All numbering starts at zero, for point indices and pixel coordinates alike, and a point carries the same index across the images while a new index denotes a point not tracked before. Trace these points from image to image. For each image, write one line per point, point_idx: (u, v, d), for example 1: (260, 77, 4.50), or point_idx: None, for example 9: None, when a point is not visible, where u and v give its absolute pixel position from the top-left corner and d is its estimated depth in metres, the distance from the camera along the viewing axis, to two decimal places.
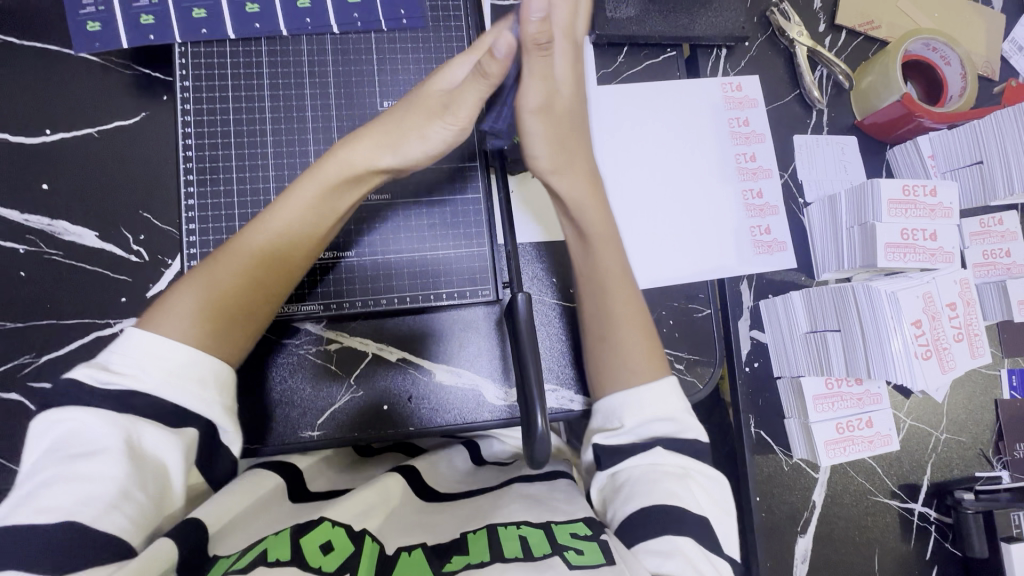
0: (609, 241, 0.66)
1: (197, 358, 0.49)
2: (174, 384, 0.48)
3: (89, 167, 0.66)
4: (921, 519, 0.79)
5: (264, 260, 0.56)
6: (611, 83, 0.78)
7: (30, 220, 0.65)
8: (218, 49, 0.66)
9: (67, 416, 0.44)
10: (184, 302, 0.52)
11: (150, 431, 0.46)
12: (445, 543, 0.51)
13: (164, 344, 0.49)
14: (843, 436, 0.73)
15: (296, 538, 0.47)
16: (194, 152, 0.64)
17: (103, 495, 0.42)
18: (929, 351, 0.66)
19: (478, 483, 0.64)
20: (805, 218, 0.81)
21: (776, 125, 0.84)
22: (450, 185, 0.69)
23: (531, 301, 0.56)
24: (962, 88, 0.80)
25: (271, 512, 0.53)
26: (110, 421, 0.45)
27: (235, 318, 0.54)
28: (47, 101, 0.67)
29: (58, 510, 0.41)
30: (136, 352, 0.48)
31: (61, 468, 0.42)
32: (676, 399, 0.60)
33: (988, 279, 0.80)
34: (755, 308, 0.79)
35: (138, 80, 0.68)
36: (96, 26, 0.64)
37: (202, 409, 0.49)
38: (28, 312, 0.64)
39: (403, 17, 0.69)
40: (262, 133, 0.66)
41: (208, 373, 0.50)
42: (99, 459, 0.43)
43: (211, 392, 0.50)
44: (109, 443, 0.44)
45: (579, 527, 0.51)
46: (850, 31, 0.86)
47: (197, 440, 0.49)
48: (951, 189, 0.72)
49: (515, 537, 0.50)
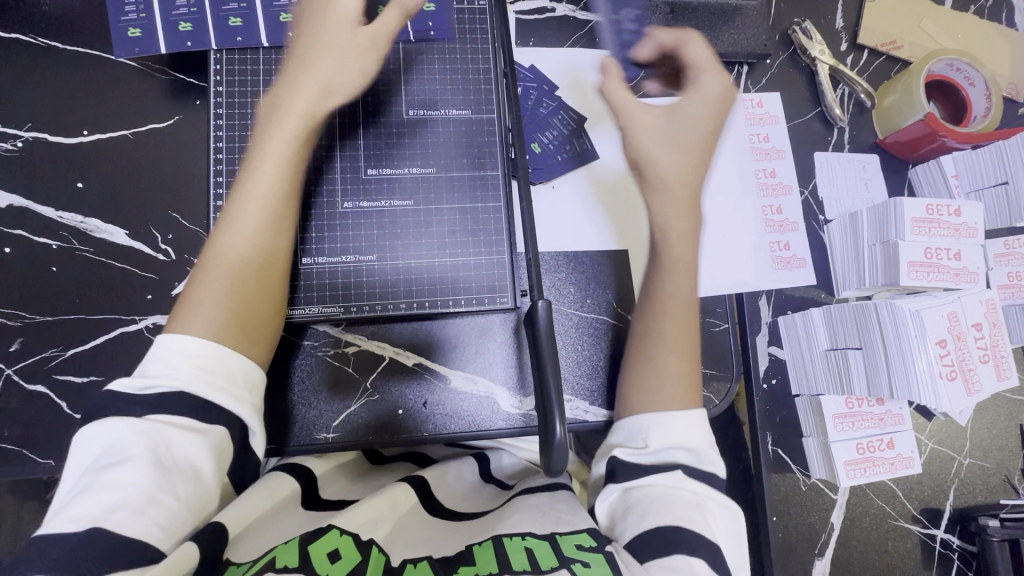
0: (683, 264, 0.66)
1: (219, 357, 0.50)
2: (207, 382, 0.49)
3: (123, 167, 0.68)
4: (944, 545, 0.77)
5: (259, 232, 0.56)
6: (633, 96, 0.80)
7: (64, 217, 0.67)
8: (253, 55, 0.67)
9: (107, 429, 0.45)
10: (194, 315, 0.52)
11: (175, 435, 0.46)
12: (454, 553, 0.51)
13: (182, 348, 0.49)
14: (864, 457, 0.72)
15: (304, 544, 0.48)
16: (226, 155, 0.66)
17: (128, 502, 0.42)
18: (954, 372, 0.65)
19: (486, 505, 0.64)
20: (824, 234, 0.81)
21: (798, 142, 0.84)
22: (472, 194, 0.69)
23: (550, 307, 0.56)
24: (986, 109, 0.80)
25: (284, 520, 0.53)
26: (137, 430, 0.45)
27: (245, 296, 0.54)
28: (86, 104, 0.69)
29: (86, 518, 0.41)
30: (164, 356, 0.49)
31: (92, 477, 0.43)
32: (702, 432, 0.59)
33: (1013, 301, 0.78)
34: (773, 324, 0.78)
35: (176, 85, 0.71)
36: (137, 32, 0.66)
37: (235, 408, 0.50)
38: (57, 307, 0.66)
39: (431, 30, 0.70)
40: (290, 138, 0.67)
41: (236, 370, 0.51)
42: (127, 468, 0.43)
43: (242, 392, 0.51)
44: (134, 450, 0.44)
45: (585, 540, 0.51)
46: (872, 51, 0.86)
47: (226, 439, 0.49)
48: (975, 209, 0.72)
49: (521, 549, 0.50)
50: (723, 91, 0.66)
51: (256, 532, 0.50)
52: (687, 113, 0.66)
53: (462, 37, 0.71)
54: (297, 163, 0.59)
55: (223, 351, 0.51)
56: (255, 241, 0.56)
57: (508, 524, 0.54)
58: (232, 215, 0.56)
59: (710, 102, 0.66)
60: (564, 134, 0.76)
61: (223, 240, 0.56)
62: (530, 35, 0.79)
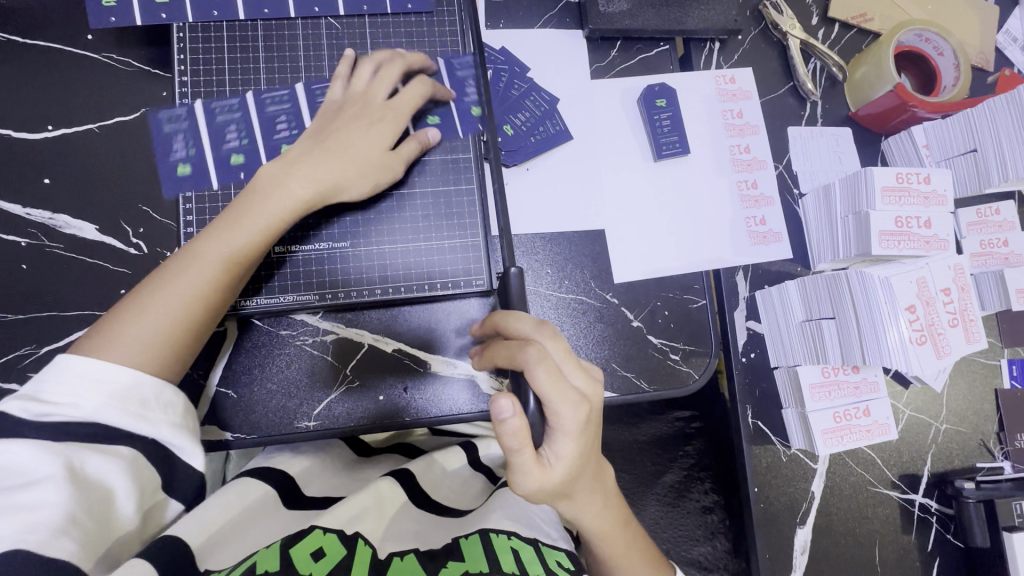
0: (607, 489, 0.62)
1: (133, 383, 0.51)
2: (117, 405, 0.50)
3: (90, 161, 0.68)
4: (923, 510, 0.78)
5: (205, 266, 0.56)
6: (605, 76, 0.79)
7: (31, 214, 0.66)
8: (217, 34, 0.66)
9: (6, 450, 0.46)
10: (132, 329, 0.53)
11: (89, 456, 0.48)
12: (439, 548, 0.56)
13: (97, 368, 0.50)
14: (841, 425, 0.73)
15: (285, 549, 0.49)
16: (213, 123, 0.66)
17: (48, 523, 0.45)
18: (924, 336, 0.66)
19: (468, 503, 0.66)
20: (800, 208, 0.81)
21: (770, 118, 0.83)
22: (445, 177, 0.69)
23: (523, 277, 0.57)
24: (956, 78, 0.80)
25: (256, 526, 0.55)
26: (46, 450, 0.47)
27: (199, 290, 0.56)
28: (48, 98, 0.68)
29: (3, 540, 0.43)
30: (67, 378, 0.49)
31: (1, 499, 0.45)
32: None
33: (985, 268, 0.80)
34: (751, 299, 0.78)
35: (140, 76, 0.70)
36: (111, 2, 0.65)
37: (147, 428, 0.51)
38: (28, 304, 0.65)
39: (408, 3, 0.70)
40: (283, 113, 0.66)
41: (148, 393, 0.51)
42: (39, 488, 0.45)
43: (154, 411, 0.51)
44: (47, 471, 0.46)
45: (564, 559, 0.58)
46: (843, 24, 0.87)
47: (142, 459, 0.51)
48: (945, 176, 0.72)
49: (507, 550, 0.55)
50: (569, 395, 0.52)
51: (229, 537, 0.52)
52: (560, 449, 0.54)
53: (430, 18, 0.71)
54: (269, 222, 0.59)
55: (138, 377, 0.51)
56: (221, 239, 0.57)
57: (489, 520, 0.59)
58: (221, 218, 0.59)
59: (574, 405, 0.53)
60: (536, 115, 0.76)
61: (172, 266, 0.57)
62: (500, 16, 0.78)
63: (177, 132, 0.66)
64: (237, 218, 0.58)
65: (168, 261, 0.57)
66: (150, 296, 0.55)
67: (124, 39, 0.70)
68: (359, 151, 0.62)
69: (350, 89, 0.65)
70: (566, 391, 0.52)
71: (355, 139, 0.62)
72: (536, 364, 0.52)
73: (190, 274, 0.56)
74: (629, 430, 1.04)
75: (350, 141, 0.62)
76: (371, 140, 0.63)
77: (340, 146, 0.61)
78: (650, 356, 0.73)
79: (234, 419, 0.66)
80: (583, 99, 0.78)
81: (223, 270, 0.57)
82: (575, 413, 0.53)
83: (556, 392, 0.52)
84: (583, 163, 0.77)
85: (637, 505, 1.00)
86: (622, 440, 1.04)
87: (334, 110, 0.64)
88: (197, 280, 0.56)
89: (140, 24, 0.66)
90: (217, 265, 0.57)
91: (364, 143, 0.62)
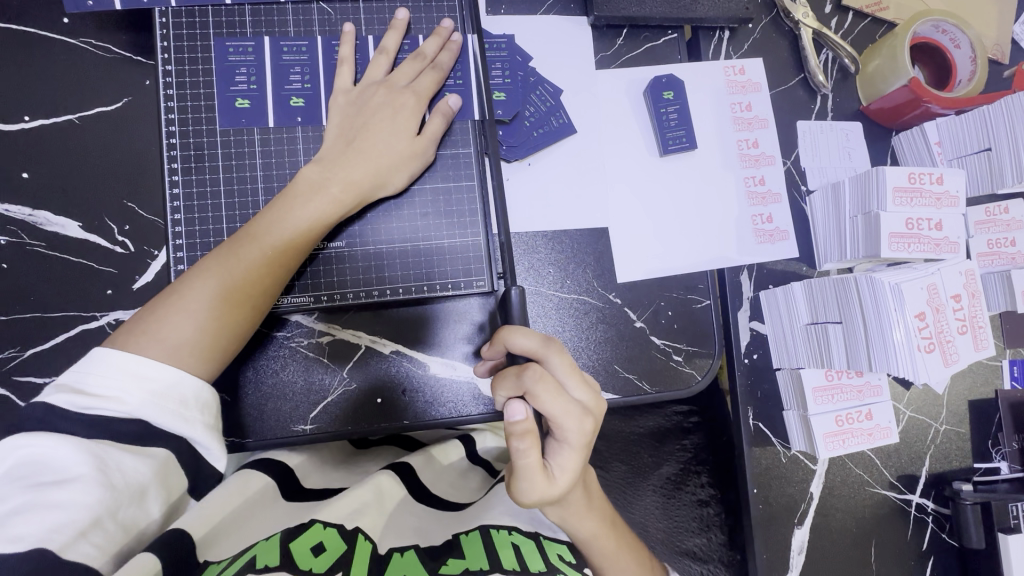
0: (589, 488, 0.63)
1: (175, 380, 0.49)
2: (158, 405, 0.48)
3: (70, 155, 0.64)
4: (919, 510, 0.78)
5: (245, 266, 0.55)
6: (610, 66, 0.76)
7: (10, 211, 0.63)
8: (202, 19, 0.63)
9: (32, 442, 0.45)
10: (170, 327, 0.51)
11: (120, 455, 0.47)
12: (440, 545, 0.54)
13: (137, 364, 0.48)
14: (843, 428, 0.72)
15: (284, 541, 0.48)
16: (223, 63, 0.62)
17: (75, 522, 0.44)
18: (932, 344, 0.65)
19: (471, 496, 0.65)
20: (807, 206, 0.79)
21: (780, 110, 0.81)
22: (444, 174, 0.66)
23: (524, 295, 0.57)
24: (972, 72, 0.77)
25: (258, 516, 0.54)
26: (82, 448, 0.45)
27: (239, 289, 0.54)
28: (23, 87, 0.64)
29: (28, 538, 0.42)
30: (107, 371, 0.48)
31: (29, 497, 0.43)
32: None
33: (992, 269, 0.79)
34: (754, 299, 0.77)
35: (121, 64, 0.66)
36: None
37: (184, 428, 0.49)
38: (11, 305, 0.63)
39: None
40: (297, 64, 0.64)
41: (188, 393, 0.50)
42: (68, 489, 0.44)
43: (193, 412, 0.50)
44: (80, 470, 0.45)
45: (565, 554, 0.57)
46: (857, 13, 0.83)
47: (174, 460, 0.49)
48: (958, 176, 0.70)
49: (509, 545, 0.54)
50: (570, 407, 0.53)
51: (232, 528, 0.51)
52: (561, 463, 0.54)
53: (428, 4, 0.67)
54: (315, 223, 0.58)
55: (180, 375, 0.50)
56: (264, 239, 0.56)
57: (492, 517, 0.58)
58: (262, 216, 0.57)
59: (575, 418, 0.53)
60: (541, 111, 0.72)
61: (211, 263, 0.55)
62: (500, 2, 0.74)
63: (195, 72, 0.62)
64: (278, 220, 0.57)
65: (205, 256, 0.55)
66: (185, 294, 0.53)
67: (103, 22, 0.66)
68: (389, 147, 0.61)
69: (365, 79, 0.63)
70: (564, 404, 0.52)
71: (379, 136, 0.61)
72: (536, 383, 0.52)
73: (228, 273, 0.54)
74: (628, 423, 1.04)
75: (379, 140, 0.61)
76: (398, 134, 0.61)
77: (373, 147, 0.61)
78: (653, 356, 0.72)
79: (229, 422, 0.64)
80: (589, 91, 0.75)
81: (264, 268, 0.56)
82: (574, 426, 0.53)
83: (555, 407, 0.52)
84: (587, 159, 0.74)
85: (632, 498, 1.01)
86: (619, 432, 1.04)
87: (351, 100, 0.62)
88: (234, 279, 0.54)
89: (119, 8, 0.62)
90: (257, 265, 0.55)
91: (385, 143, 0.61)
